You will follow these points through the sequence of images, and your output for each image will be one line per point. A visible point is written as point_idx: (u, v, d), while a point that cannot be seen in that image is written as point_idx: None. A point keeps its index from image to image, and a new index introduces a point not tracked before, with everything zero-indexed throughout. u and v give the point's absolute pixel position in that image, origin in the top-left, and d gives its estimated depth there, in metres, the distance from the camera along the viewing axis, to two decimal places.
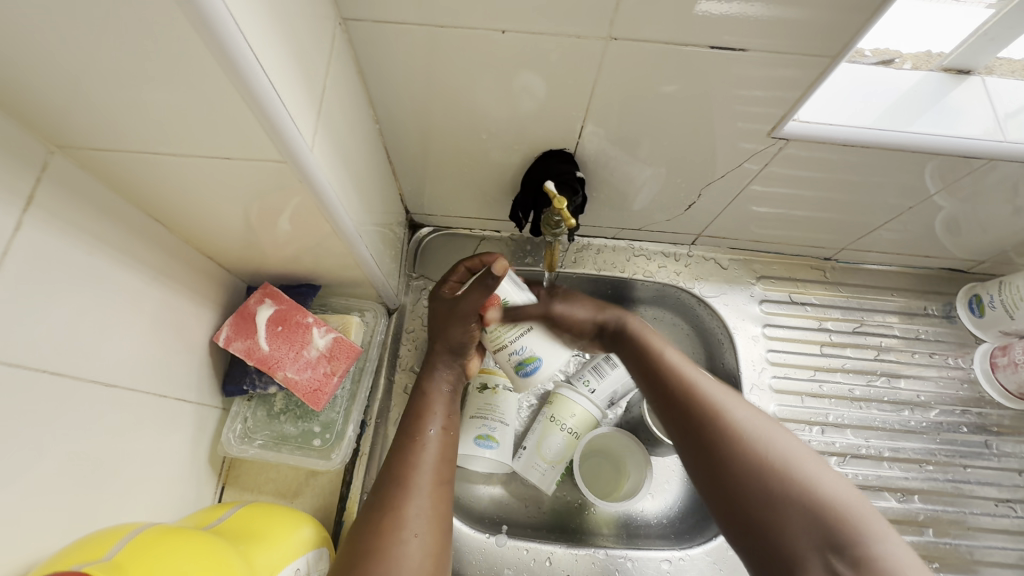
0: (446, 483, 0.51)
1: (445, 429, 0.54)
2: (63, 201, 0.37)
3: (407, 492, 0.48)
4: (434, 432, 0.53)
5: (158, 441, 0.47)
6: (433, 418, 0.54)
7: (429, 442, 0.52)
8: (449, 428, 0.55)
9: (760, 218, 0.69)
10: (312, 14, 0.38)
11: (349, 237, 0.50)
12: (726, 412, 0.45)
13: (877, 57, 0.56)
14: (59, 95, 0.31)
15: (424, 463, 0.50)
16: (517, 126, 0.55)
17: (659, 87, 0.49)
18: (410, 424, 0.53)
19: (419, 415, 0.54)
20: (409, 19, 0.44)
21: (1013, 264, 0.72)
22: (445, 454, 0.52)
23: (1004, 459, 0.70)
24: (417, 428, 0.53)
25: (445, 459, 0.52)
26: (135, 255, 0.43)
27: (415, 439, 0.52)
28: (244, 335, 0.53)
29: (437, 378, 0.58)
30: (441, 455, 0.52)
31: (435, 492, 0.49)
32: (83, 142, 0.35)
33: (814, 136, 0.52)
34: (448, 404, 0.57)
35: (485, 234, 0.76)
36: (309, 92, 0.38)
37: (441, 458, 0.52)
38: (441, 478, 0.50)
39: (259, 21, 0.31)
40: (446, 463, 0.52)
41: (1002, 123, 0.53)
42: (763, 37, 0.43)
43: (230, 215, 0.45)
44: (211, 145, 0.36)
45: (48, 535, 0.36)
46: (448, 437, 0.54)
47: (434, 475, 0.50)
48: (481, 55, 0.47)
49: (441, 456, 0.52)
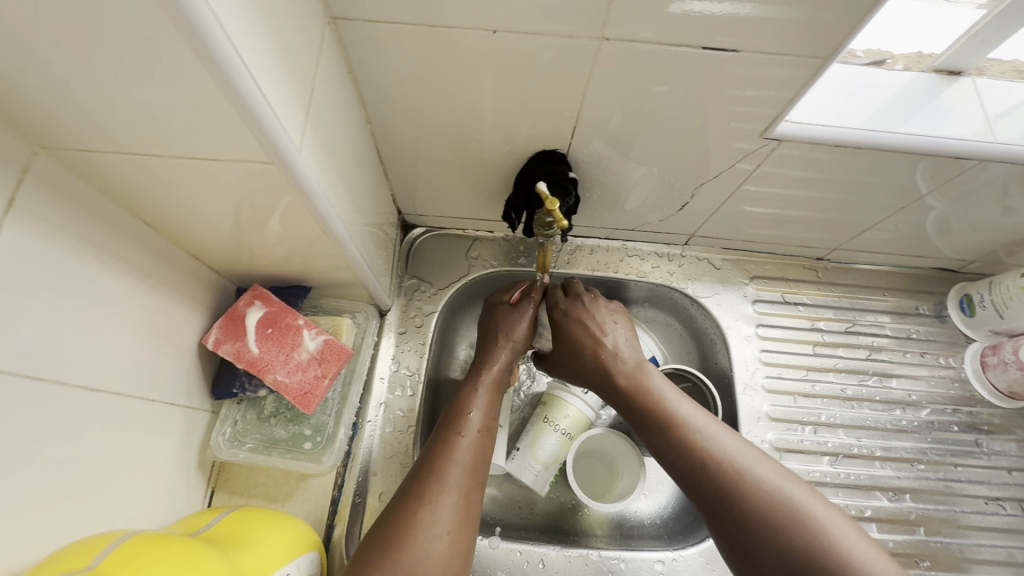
0: (479, 482, 0.49)
1: (486, 427, 0.53)
2: (45, 203, 0.36)
3: (443, 489, 0.47)
4: (473, 428, 0.53)
5: (145, 445, 0.46)
6: (474, 415, 0.53)
7: (471, 439, 0.51)
8: (489, 424, 0.54)
9: (753, 218, 0.69)
10: (300, 13, 0.38)
11: (340, 238, 0.49)
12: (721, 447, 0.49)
13: (868, 57, 0.55)
14: (39, 94, 0.30)
15: (460, 459, 0.49)
16: (509, 127, 0.55)
17: (652, 88, 0.49)
18: (453, 419, 0.53)
19: (464, 408, 0.54)
20: (399, 18, 0.43)
21: (1003, 263, 0.72)
22: (483, 452, 0.52)
23: (994, 458, 0.70)
24: (460, 424, 0.52)
25: (481, 457, 0.51)
26: (122, 258, 0.43)
27: (453, 433, 0.52)
28: (233, 338, 0.53)
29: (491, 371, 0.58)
30: (478, 452, 0.51)
31: (468, 490, 0.48)
32: (66, 142, 0.35)
33: (806, 136, 0.52)
34: (492, 399, 0.56)
35: (478, 234, 0.76)
36: (298, 93, 0.38)
37: (477, 455, 0.51)
38: (476, 477, 0.49)
39: (246, 21, 0.31)
40: (481, 462, 0.51)
41: (992, 125, 0.54)
42: (755, 37, 0.43)
43: (219, 216, 0.44)
44: (197, 146, 0.36)
45: (31, 543, 0.35)
46: (489, 435, 0.53)
47: (469, 472, 0.49)
48: (473, 55, 0.47)
49: (477, 454, 0.51)
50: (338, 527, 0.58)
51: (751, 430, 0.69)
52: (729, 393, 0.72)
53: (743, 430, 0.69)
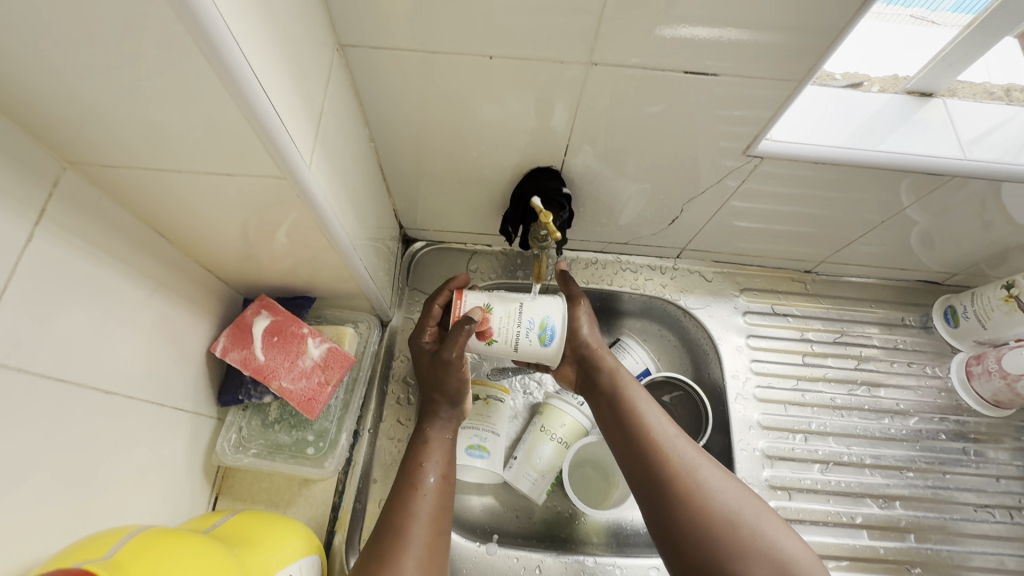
0: (442, 531, 0.52)
1: (443, 478, 0.55)
2: (71, 214, 0.38)
3: (404, 544, 0.49)
4: (432, 481, 0.55)
5: (153, 449, 0.48)
6: (432, 468, 0.55)
7: (428, 492, 0.53)
8: (446, 476, 0.56)
9: (742, 232, 0.71)
10: (311, 40, 0.41)
11: (344, 250, 0.52)
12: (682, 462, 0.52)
13: (846, 80, 0.59)
14: (71, 113, 0.33)
15: (420, 513, 0.52)
16: (507, 145, 0.58)
17: (640, 108, 0.52)
18: (410, 472, 0.55)
19: (418, 463, 0.56)
20: (402, 45, 0.46)
21: (985, 276, 0.75)
22: (442, 503, 0.54)
23: (983, 466, 0.71)
24: (417, 478, 0.54)
25: (443, 510, 0.53)
26: (138, 268, 0.45)
27: (413, 488, 0.53)
28: (240, 345, 0.55)
29: (436, 424, 0.60)
30: (438, 505, 0.53)
31: (431, 544, 0.50)
32: (93, 159, 0.37)
33: (787, 154, 0.55)
34: (446, 449, 0.58)
35: (477, 247, 0.78)
36: (308, 112, 0.41)
37: (437, 508, 0.53)
38: (437, 529, 0.51)
39: (263, 47, 0.34)
40: (443, 513, 0.53)
41: (965, 144, 0.57)
42: (735, 61, 0.46)
43: (231, 228, 0.47)
44: (213, 162, 0.38)
45: (45, 538, 0.37)
46: (446, 484, 0.55)
47: (428, 527, 0.51)
48: (471, 78, 0.50)
49: (436, 505, 0.53)
50: (338, 534, 0.59)
51: (743, 438, 0.71)
52: (721, 403, 0.74)
53: (736, 439, 0.71)
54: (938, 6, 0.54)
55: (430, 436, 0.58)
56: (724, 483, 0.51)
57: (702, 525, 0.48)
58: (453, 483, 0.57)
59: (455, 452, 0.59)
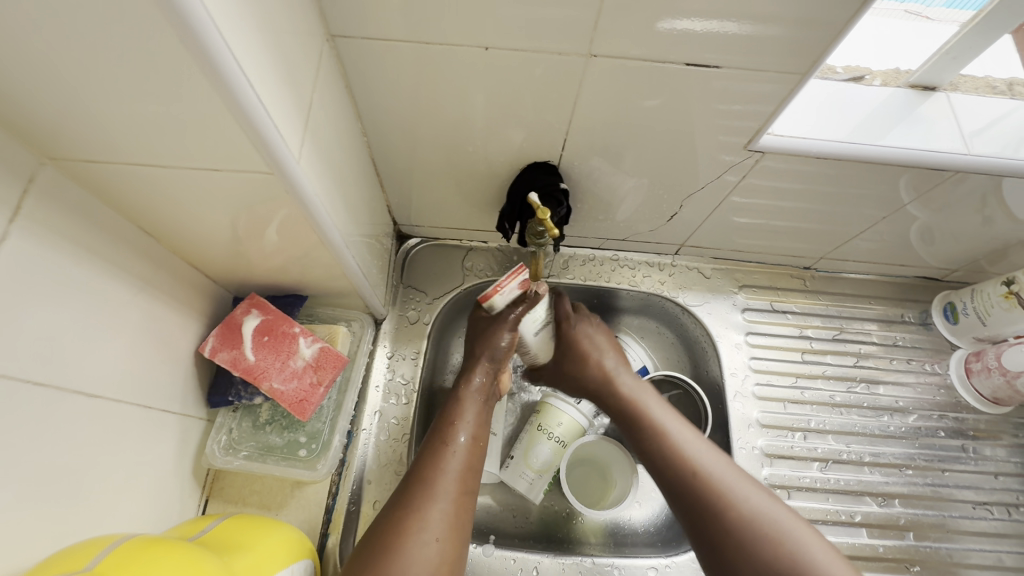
0: (469, 491, 0.51)
1: (474, 438, 0.55)
2: (50, 211, 0.37)
3: (431, 498, 0.48)
4: (463, 438, 0.54)
5: (139, 453, 0.46)
6: (463, 426, 0.55)
7: (459, 449, 0.53)
8: (478, 438, 0.55)
9: (741, 228, 0.70)
10: (300, 29, 0.39)
11: (336, 247, 0.50)
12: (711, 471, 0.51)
13: (847, 73, 0.58)
14: (46, 105, 0.32)
15: (450, 469, 0.51)
16: (503, 139, 0.56)
17: (640, 102, 0.51)
18: (442, 429, 0.54)
19: (450, 421, 0.55)
20: (395, 35, 0.45)
21: (985, 272, 0.74)
22: (472, 463, 0.53)
23: (981, 463, 0.71)
24: (448, 434, 0.54)
25: (472, 469, 0.53)
26: (122, 266, 0.43)
27: (445, 443, 0.53)
28: (230, 345, 0.53)
29: (472, 383, 0.59)
30: (468, 463, 0.52)
31: (459, 500, 0.49)
32: (72, 154, 0.36)
33: (789, 149, 0.54)
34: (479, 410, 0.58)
35: (473, 244, 0.77)
36: (296, 105, 0.39)
37: (467, 466, 0.52)
38: (465, 487, 0.51)
39: (248, 36, 0.32)
40: (472, 473, 0.52)
41: (967, 138, 0.56)
42: (737, 53, 0.45)
43: (219, 225, 0.45)
44: (199, 157, 0.37)
45: (26, 548, 0.36)
46: (477, 446, 0.55)
47: (457, 483, 0.50)
48: (466, 71, 0.48)
49: (466, 464, 0.52)
50: (332, 536, 0.58)
51: (742, 436, 0.70)
52: (720, 401, 0.73)
53: (735, 438, 0.70)
54: (933, 1, 0.55)
55: (464, 396, 0.58)
56: (759, 495, 0.49)
57: (745, 541, 0.46)
58: (484, 446, 0.56)
59: (488, 414, 0.59)
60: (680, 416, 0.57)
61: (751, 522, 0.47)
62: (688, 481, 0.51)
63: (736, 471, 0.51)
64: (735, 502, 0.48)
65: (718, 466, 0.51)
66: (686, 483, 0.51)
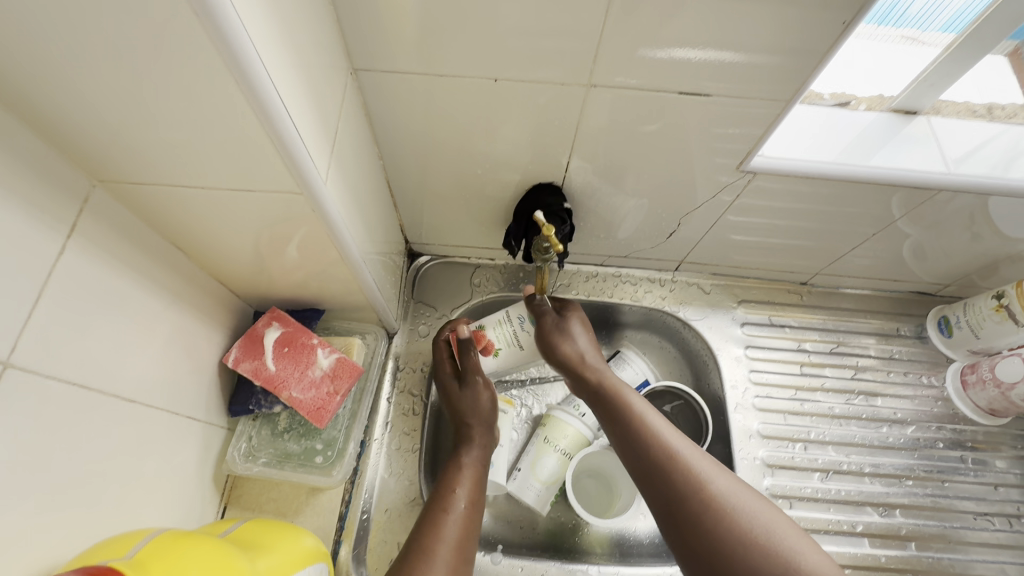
0: (466, 560, 0.51)
1: (472, 507, 0.56)
2: (98, 228, 0.40)
3: (430, 561, 0.48)
4: (460, 509, 0.55)
5: (166, 456, 0.49)
6: (461, 495, 0.56)
7: (457, 517, 0.54)
8: (473, 511, 0.55)
9: (738, 245, 0.73)
10: (327, 64, 0.44)
11: (355, 262, 0.53)
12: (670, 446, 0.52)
13: (834, 99, 0.62)
14: (103, 130, 0.35)
15: (450, 535, 0.52)
16: (509, 162, 0.60)
17: (639, 126, 0.54)
18: (440, 498, 0.56)
19: (448, 491, 0.57)
20: (412, 69, 0.49)
21: (977, 287, 0.76)
22: (469, 529, 0.54)
23: (981, 474, 0.72)
24: (446, 502, 0.55)
25: (470, 536, 0.53)
26: (156, 280, 0.47)
27: (446, 512, 0.54)
28: (252, 356, 0.56)
29: (468, 456, 0.61)
30: (465, 528, 0.53)
31: (455, 565, 0.49)
32: (121, 177, 0.40)
33: (779, 169, 0.58)
34: (474, 483, 0.59)
35: (480, 262, 0.80)
36: (324, 132, 0.43)
37: (464, 535, 0.53)
38: (462, 554, 0.51)
39: (285, 72, 0.36)
40: (468, 540, 0.53)
41: (950, 164, 0.59)
42: (728, 81, 0.49)
43: (247, 242, 0.49)
44: (236, 179, 0.40)
45: (64, 540, 0.38)
46: (473, 513, 0.55)
47: (455, 551, 0.51)
48: (476, 100, 0.52)
49: (463, 532, 0.53)
50: (344, 543, 0.60)
51: (743, 447, 0.72)
52: (721, 414, 0.75)
53: (737, 448, 0.72)
54: (929, 25, 0.55)
55: (460, 469, 0.60)
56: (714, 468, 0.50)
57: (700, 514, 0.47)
58: (478, 523, 0.56)
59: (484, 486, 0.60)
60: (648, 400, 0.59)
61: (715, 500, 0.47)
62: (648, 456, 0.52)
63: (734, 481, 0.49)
64: (693, 475, 0.49)
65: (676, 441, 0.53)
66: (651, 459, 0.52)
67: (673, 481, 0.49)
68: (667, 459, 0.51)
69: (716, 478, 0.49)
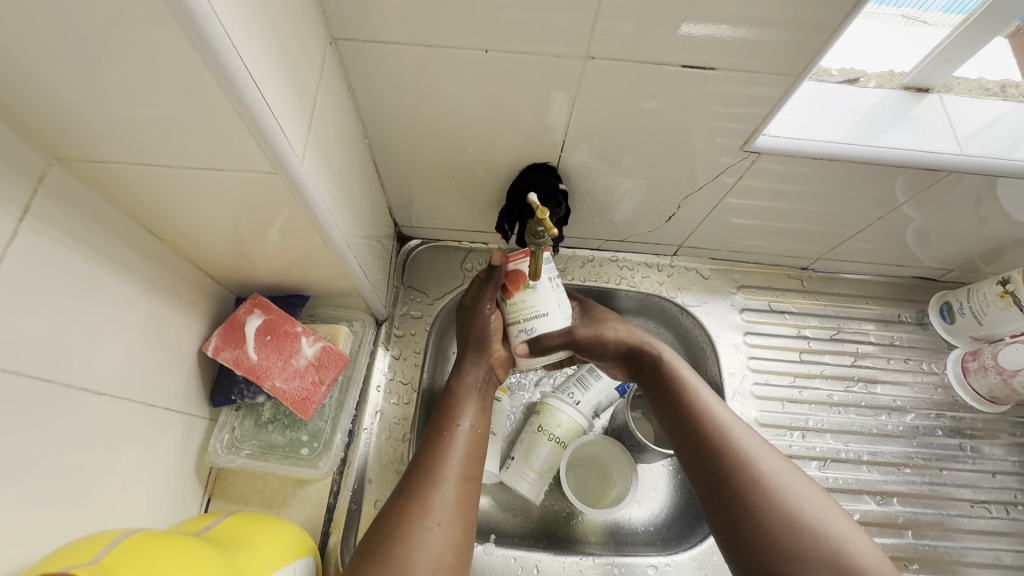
0: (472, 477, 0.52)
1: (474, 426, 0.56)
2: (57, 211, 0.37)
3: (435, 483, 0.49)
4: (463, 428, 0.55)
5: (143, 450, 0.47)
6: (462, 415, 0.56)
7: (460, 438, 0.54)
8: (478, 426, 0.56)
9: (739, 229, 0.71)
10: (303, 31, 0.40)
11: (338, 247, 0.51)
12: (734, 437, 0.49)
13: (842, 75, 0.59)
14: (55, 102, 0.32)
15: (451, 455, 0.52)
16: (502, 142, 0.57)
17: (637, 104, 0.51)
18: (441, 420, 0.55)
19: (450, 411, 0.56)
20: (397, 38, 0.46)
21: (981, 272, 0.75)
22: (472, 450, 0.54)
23: (979, 462, 0.71)
24: (447, 425, 0.55)
25: (472, 457, 0.53)
26: (127, 265, 0.44)
27: (445, 433, 0.54)
28: (232, 345, 0.54)
29: (467, 376, 0.60)
30: (468, 449, 0.54)
31: (461, 485, 0.50)
32: (80, 154, 0.37)
33: (784, 151, 0.55)
34: (477, 401, 0.58)
35: (472, 246, 0.78)
36: (300, 106, 0.40)
37: (469, 453, 0.53)
38: (468, 474, 0.52)
39: (253, 40, 0.33)
40: (474, 459, 0.53)
41: (961, 140, 0.56)
42: (735, 54, 0.46)
43: (223, 226, 0.46)
44: (205, 157, 0.37)
45: (32, 542, 0.36)
46: (476, 435, 0.55)
47: (460, 469, 0.51)
48: (466, 73, 0.49)
49: (467, 451, 0.53)
50: (333, 534, 0.58)
51: None
52: (719, 402, 0.74)
53: None
54: (930, 6, 0.53)
55: (461, 387, 0.59)
56: (774, 463, 0.48)
57: (774, 526, 0.44)
58: (486, 432, 0.57)
59: (487, 402, 0.60)
60: (710, 386, 0.55)
61: (777, 501, 0.45)
62: (705, 442, 0.50)
63: (806, 484, 0.47)
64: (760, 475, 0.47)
65: (745, 435, 0.49)
66: (714, 446, 0.49)
67: (736, 477, 0.47)
68: (726, 451, 0.48)
69: (772, 469, 0.47)
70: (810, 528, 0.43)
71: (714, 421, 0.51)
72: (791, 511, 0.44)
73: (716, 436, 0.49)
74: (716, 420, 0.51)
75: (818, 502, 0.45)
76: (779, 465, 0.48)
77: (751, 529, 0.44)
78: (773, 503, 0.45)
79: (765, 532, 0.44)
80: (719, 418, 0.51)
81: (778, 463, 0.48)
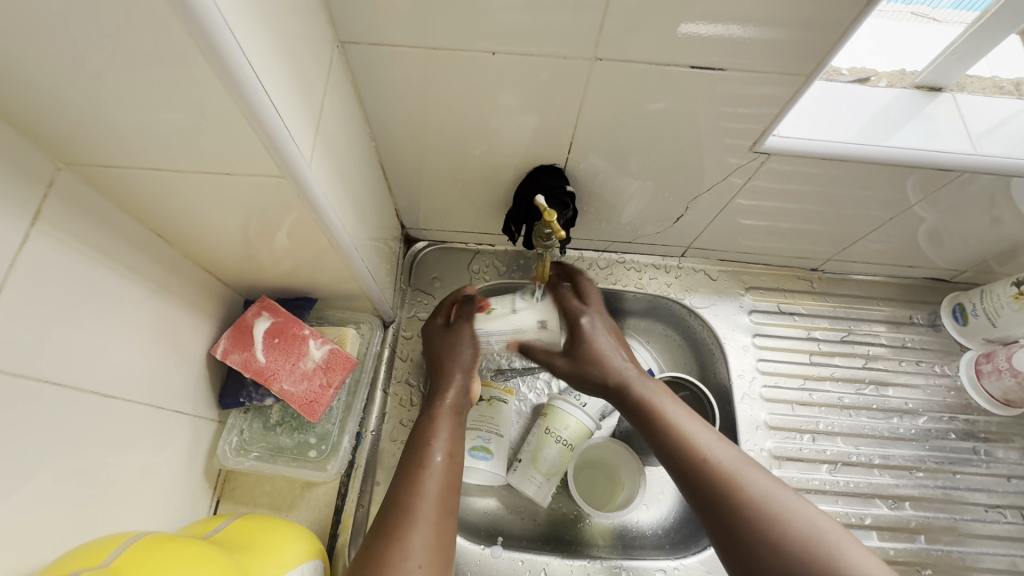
0: (449, 511, 0.50)
1: (450, 456, 0.54)
2: (67, 216, 0.38)
3: (412, 522, 0.47)
4: (439, 459, 0.54)
5: (152, 453, 0.47)
6: (439, 445, 0.55)
7: (435, 471, 0.52)
8: (453, 456, 0.55)
9: (747, 230, 0.70)
10: (310, 34, 0.40)
11: (346, 250, 0.51)
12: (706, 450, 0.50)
13: (853, 75, 0.58)
14: (64, 108, 0.32)
15: (428, 490, 0.51)
16: (508, 144, 0.57)
17: (645, 105, 0.51)
18: (417, 453, 0.54)
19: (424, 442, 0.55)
20: (403, 41, 0.46)
21: (994, 273, 0.74)
22: (451, 481, 0.53)
23: (993, 465, 0.70)
24: (423, 456, 0.54)
25: (450, 488, 0.52)
26: (136, 269, 0.44)
27: (422, 467, 0.52)
28: (241, 347, 0.54)
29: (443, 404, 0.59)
30: (445, 481, 0.52)
31: (439, 522, 0.49)
32: (90, 159, 0.37)
33: (794, 151, 0.54)
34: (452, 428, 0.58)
35: (479, 247, 0.77)
36: (307, 109, 0.40)
37: (446, 486, 0.52)
38: (445, 508, 0.50)
39: (261, 45, 0.33)
40: (450, 493, 0.52)
41: (974, 138, 0.56)
42: (744, 54, 0.45)
43: (231, 229, 0.46)
44: (213, 161, 0.38)
45: (45, 545, 0.37)
46: (454, 465, 0.54)
47: (437, 503, 0.50)
48: (473, 75, 0.49)
49: (444, 483, 0.52)
50: (341, 536, 0.59)
51: (749, 438, 0.70)
52: (728, 404, 0.73)
53: (743, 439, 0.70)
54: (939, 3, 0.54)
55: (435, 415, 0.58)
56: (752, 471, 0.48)
57: (761, 532, 0.44)
58: (461, 462, 0.56)
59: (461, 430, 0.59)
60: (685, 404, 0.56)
61: (762, 510, 0.45)
62: (685, 463, 0.51)
63: (783, 487, 0.47)
64: (742, 486, 0.47)
65: (713, 445, 0.51)
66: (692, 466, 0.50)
67: (717, 495, 0.47)
68: (705, 469, 0.49)
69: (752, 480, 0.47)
70: (798, 531, 0.43)
71: (684, 441, 0.51)
72: (776, 518, 0.44)
73: (693, 455, 0.50)
74: (686, 439, 0.52)
75: (803, 503, 0.45)
76: (757, 472, 0.48)
77: (740, 537, 0.45)
78: (757, 513, 0.45)
79: (761, 541, 0.44)
80: (688, 432, 0.52)
81: (754, 470, 0.48)
